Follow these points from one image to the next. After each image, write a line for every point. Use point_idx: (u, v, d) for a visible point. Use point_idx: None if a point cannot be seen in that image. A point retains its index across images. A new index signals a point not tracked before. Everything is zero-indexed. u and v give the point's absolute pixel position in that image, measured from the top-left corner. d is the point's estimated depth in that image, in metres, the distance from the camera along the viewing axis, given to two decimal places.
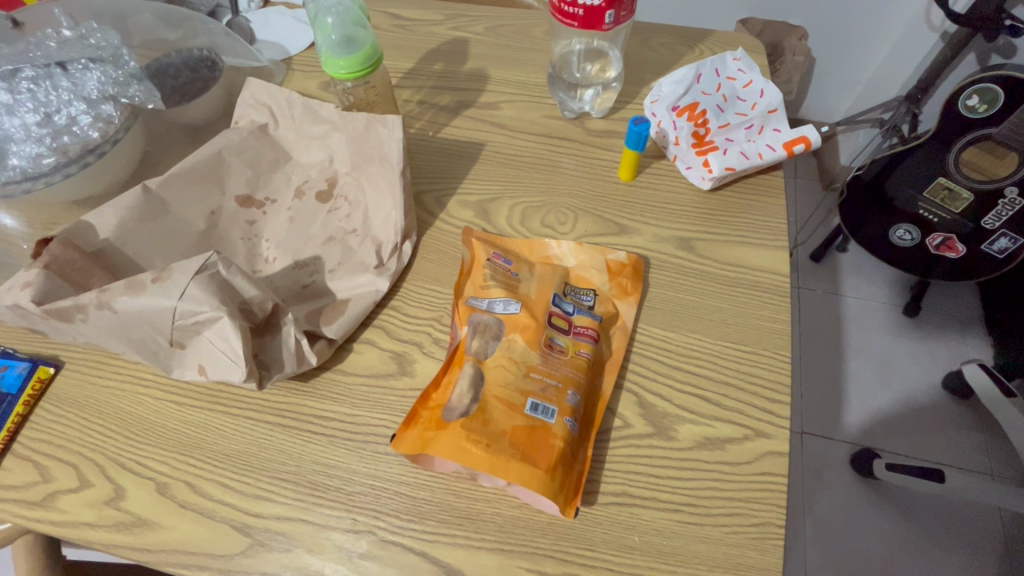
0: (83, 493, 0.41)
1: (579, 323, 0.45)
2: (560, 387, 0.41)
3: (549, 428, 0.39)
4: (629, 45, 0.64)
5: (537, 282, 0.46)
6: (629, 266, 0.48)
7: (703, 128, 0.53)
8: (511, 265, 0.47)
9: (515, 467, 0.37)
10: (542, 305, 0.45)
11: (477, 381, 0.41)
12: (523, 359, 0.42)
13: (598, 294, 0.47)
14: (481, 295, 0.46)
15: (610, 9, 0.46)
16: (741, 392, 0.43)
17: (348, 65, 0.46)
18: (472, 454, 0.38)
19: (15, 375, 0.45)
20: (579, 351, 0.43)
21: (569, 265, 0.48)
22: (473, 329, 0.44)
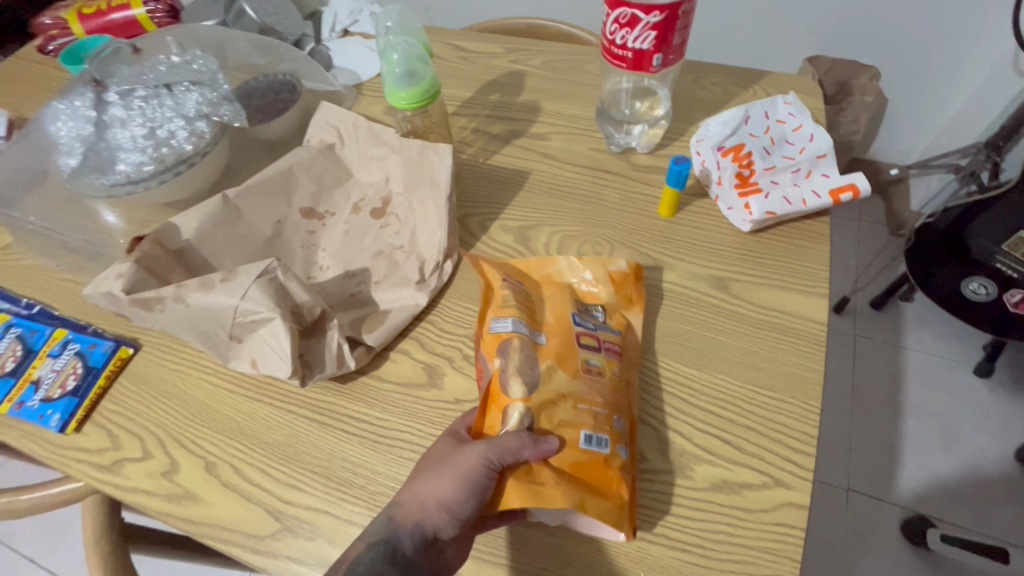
0: (144, 462, 0.46)
1: (608, 340, 0.45)
2: (608, 413, 0.41)
3: (606, 457, 0.39)
4: (681, 84, 0.65)
5: (553, 306, 0.47)
6: (635, 271, 0.49)
7: (747, 170, 0.53)
8: (523, 287, 0.48)
9: (588, 506, 0.37)
10: (567, 328, 0.45)
11: (527, 414, 0.40)
12: (567, 388, 0.41)
13: (610, 308, 0.48)
14: (503, 318, 0.44)
15: (658, 53, 0.48)
16: (762, 438, 0.42)
17: (409, 96, 0.50)
18: (544, 500, 0.37)
19: (101, 352, 0.51)
20: (613, 369, 0.44)
21: (580, 283, 0.49)
22: (504, 357, 0.42)
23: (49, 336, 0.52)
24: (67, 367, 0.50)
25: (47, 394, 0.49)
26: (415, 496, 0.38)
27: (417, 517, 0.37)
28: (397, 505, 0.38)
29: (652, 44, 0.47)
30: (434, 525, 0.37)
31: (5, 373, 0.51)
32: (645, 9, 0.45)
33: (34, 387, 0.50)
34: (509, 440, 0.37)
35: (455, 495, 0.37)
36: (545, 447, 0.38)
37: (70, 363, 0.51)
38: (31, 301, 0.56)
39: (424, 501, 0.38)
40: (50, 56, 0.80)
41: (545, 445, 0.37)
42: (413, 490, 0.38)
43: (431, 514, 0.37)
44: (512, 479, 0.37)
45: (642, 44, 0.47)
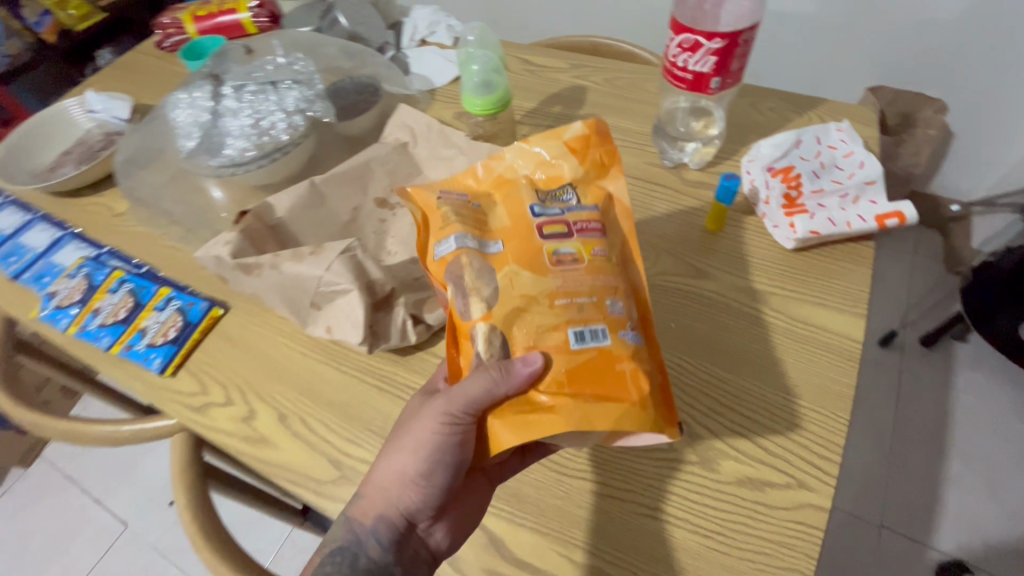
0: (228, 408, 0.53)
1: (578, 220, 0.44)
2: (598, 300, 0.40)
3: (608, 349, 0.38)
4: (737, 106, 0.68)
5: (506, 206, 0.45)
6: (590, 131, 0.47)
7: (795, 191, 0.55)
8: (466, 199, 0.45)
9: (603, 411, 0.36)
10: (524, 223, 0.43)
11: (497, 333, 0.39)
12: (535, 288, 0.40)
13: (577, 186, 0.46)
14: (445, 239, 0.43)
15: (716, 76, 0.51)
16: (790, 442, 0.45)
17: (483, 104, 0.55)
18: (546, 425, 0.36)
19: (198, 309, 0.59)
20: (592, 251, 0.42)
21: (536, 172, 0.47)
22: (457, 280, 0.41)
23: (156, 293, 0.61)
24: (170, 321, 0.58)
25: (151, 341, 0.57)
26: (387, 484, 0.41)
27: (394, 500, 0.41)
28: (368, 503, 0.41)
29: (712, 68, 0.51)
30: (413, 503, 0.41)
31: (118, 321, 0.59)
32: (707, 36, 0.49)
33: (141, 334, 0.58)
34: (457, 406, 0.38)
35: (424, 472, 0.40)
36: (524, 369, 0.37)
37: (172, 317, 0.59)
38: (141, 262, 0.65)
39: (397, 485, 0.41)
40: (166, 52, 0.91)
41: (522, 368, 0.37)
42: (382, 477, 0.41)
43: (408, 494, 0.41)
44: (499, 418, 0.38)
45: (701, 67, 0.51)
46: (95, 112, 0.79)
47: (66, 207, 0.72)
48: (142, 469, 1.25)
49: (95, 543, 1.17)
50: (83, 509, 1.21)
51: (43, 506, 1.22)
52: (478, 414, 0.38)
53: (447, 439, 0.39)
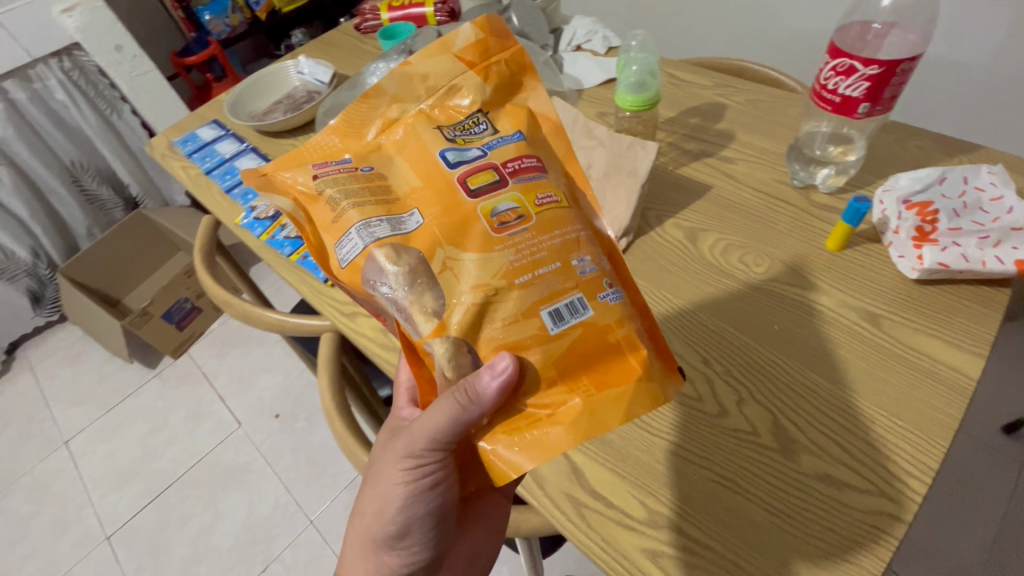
0: (371, 319, 0.64)
1: (507, 162, 0.42)
2: (564, 264, 0.39)
3: (592, 319, 0.38)
4: (880, 141, 0.69)
5: (409, 162, 0.42)
6: (484, 36, 0.45)
7: (930, 226, 0.55)
8: (351, 167, 0.43)
9: (612, 398, 0.38)
10: (440, 178, 0.41)
11: (461, 345, 0.38)
12: (485, 275, 0.38)
13: (488, 112, 0.44)
14: (345, 235, 0.40)
15: (866, 102, 0.54)
16: (879, 454, 0.46)
17: (634, 98, 0.62)
18: (552, 438, 0.37)
19: None
20: (536, 198, 0.41)
21: (435, 108, 0.44)
22: (381, 288, 0.39)
23: None
24: None
25: None
26: (366, 550, 0.47)
27: (377, 564, 0.47)
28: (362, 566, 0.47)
29: (863, 93, 0.53)
30: (395, 566, 0.46)
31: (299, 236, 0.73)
32: (864, 62, 0.51)
33: None
34: (417, 452, 0.42)
35: (403, 531, 0.45)
36: (494, 387, 0.36)
37: None
38: None
39: (376, 553, 0.47)
40: (361, 33, 1.08)
41: (493, 382, 0.36)
42: (361, 543, 0.47)
43: (388, 559, 0.46)
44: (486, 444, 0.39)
45: (852, 91, 0.53)
46: (304, 74, 0.97)
47: (269, 144, 0.89)
48: (259, 381, 1.46)
49: (212, 433, 1.38)
50: (210, 402, 1.44)
51: (180, 392, 1.47)
52: (437, 456, 0.42)
53: (410, 494, 0.43)
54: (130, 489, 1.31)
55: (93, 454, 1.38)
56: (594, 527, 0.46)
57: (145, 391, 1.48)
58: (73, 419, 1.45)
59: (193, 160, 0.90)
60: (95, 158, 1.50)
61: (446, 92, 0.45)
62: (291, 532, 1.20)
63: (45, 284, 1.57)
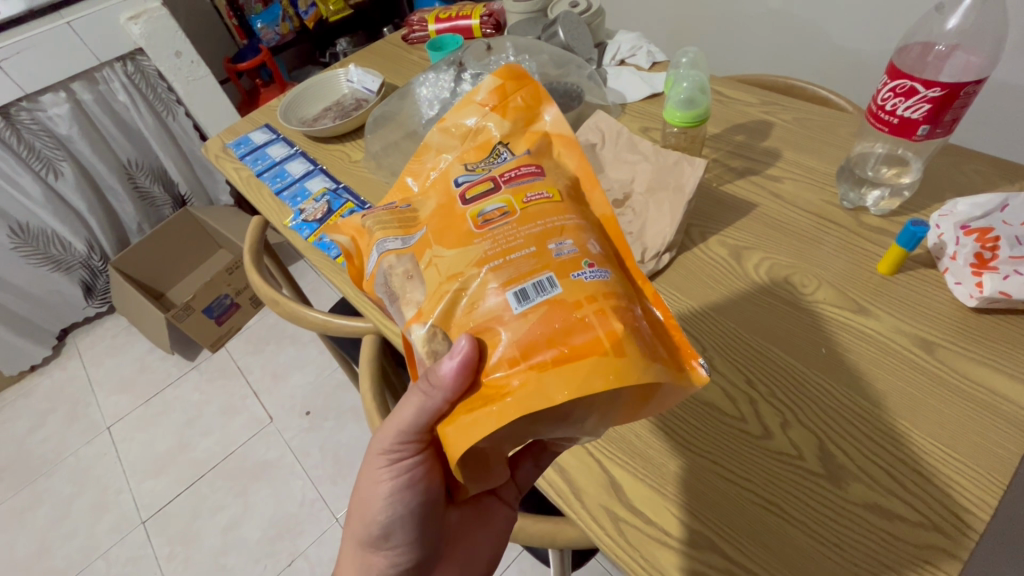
0: None
1: (505, 173, 0.45)
2: (539, 248, 0.39)
3: (560, 296, 0.37)
4: (937, 165, 0.67)
5: (432, 190, 0.48)
6: (503, 82, 0.52)
7: (990, 253, 0.53)
8: (395, 205, 0.48)
9: (574, 375, 0.34)
10: (449, 196, 0.45)
11: (436, 332, 0.40)
12: (461, 265, 0.40)
13: (508, 142, 0.49)
14: (372, 254, 0.45)
15: (925, 125, 0.53)
16: (931, 486, 0.44)
17: (682, 117, 0.62)
18: (505, 418, 0.35)
19: None
20: (524, 198, 0.43)
21: (469, 148, 0.49)
22: (385, 291, 0.43)
23: None
24: None
25: None
26: (354, 547, 0.48)
27: (365, 566, 0.48)
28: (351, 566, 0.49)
29: (922, 116, 0.52)
30: (381, 567, 0.48)
31: None
32: (925, 84, 0.50)
33: None
34: (390, 445, 0.44)
35: (386, 530, 0.46)
36: (450, 367, 0.37)
37: None
38: (366, 201, 0.81)
39: (364, 555, 0.48)
40: (408, 44, 1.11)
41: (447, 363, 0.36)
42: (351, 540, 0.49)
43: (375, 559, 0.48)
44: (448, 430, 0.39)
45: (912, 113, 0.53)
46: (353, 83, 1.00)
47: (317, 149, 0.92)
48: (291, 379, 1.49)
49: (244, 427, 1.42)
50: (244, 397, 1.48)
51: (216, 385, 1.52)
52: (413, 448, 0.45)
53: (391, 491, 0.45)
54: (166, 476, 1.36)
55: (133, 440, 1.44)
56: (631, 542, 0.46)
57: (184, 382, 1.54)
58: (116, 405, 1.51)
59: (245, 163, 0.93)
60: (150, 157, 1.57)
61: (474, 135, 0.50)
62: (316, 528, 1.22)
63: (98, 275, 1.64)
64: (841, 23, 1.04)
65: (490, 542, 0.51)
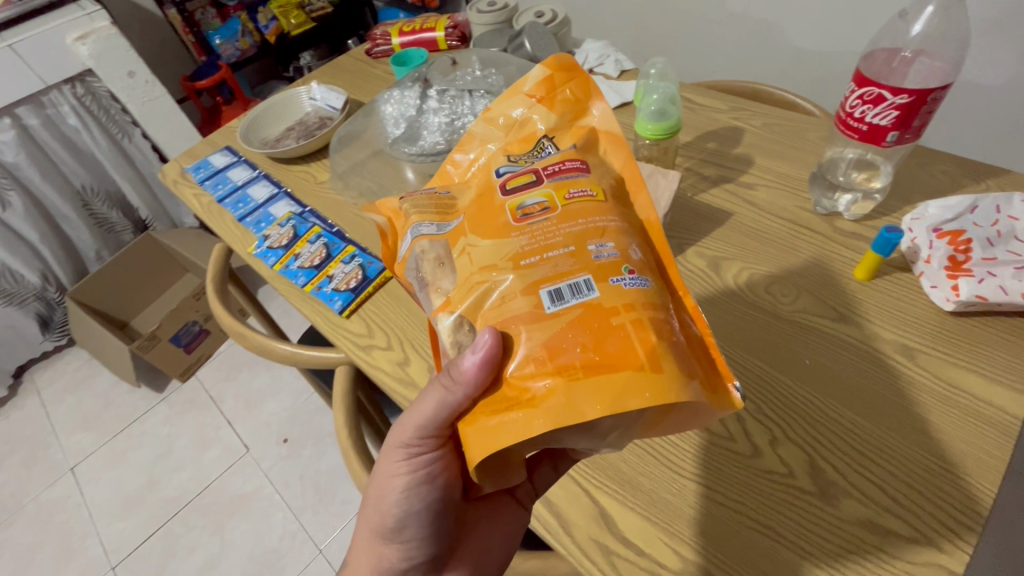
0: (388, 351, 0.62)
1: (548, 167, 0.44)
2: (578, 248, 0.38)
3: (596, 300, 0.36)
4: (906, 166, 0.67)
5: (472, 180, 0.47)
6: (552, 73, 0.50)
7: (963, 255, 0.54)
8: (434, 189, 0.48)
9: (603, 385, 0.33)
10: (488, 187, 0.45)
11: (464, 322, 0.39)
12: (496, 256, 0.39)
13: (554, 136, 0.48)
14: (405, 236, 0.45)
15: (894, 131, 0.52)
16: (924, 500, 0.44)
17: (655, 128, 0.60)
18: (527, 422, 0.33)
19: (376, 269, 0.70)
20: (566, 194, 0.42)
21: (512, 137, 0.49)
22: (415, 275, 0.43)
23: (344, 249, 0.73)
24: (353, 273, 0.70)
25: (337, 286, 0.69)
26: (367, 539, 0.47)
27: (377, 559, 0.47)
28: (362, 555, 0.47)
29: (891, 122, 0.52)
30: (393, 563, 0.46)
31: (313, 266, 0.72)
32: (892, 91, 0.50)
33: (329, 279, 0.70)
34: (409, 440, 0.42)
35: (398, 524, 0.45)
36: (473, 357, 0.36)
37: (355, 270, 0.70)
38: (334, 223, 0.78)
39: (376, 545, 0.47)
40: (372, 58, 1.08)
41: (470, 358, 0.35)
42: (364, 532, 0.47)
43: (388, 554, 0.46)
44: (466, 429, 0.37)
45: (880, 120, 0.52)
46: (316, 100, 0.97)
47: (281, 171, 0.89)
48: (266, 405, 1.44)
49: (219, 459, 1.36)
50: (217, 427, 1.42)
51: (187, 416, 1.45)
52: (433, 444, 0.43)
53: (407, 486, 0.44)
54: (136, 516, 1.29)
55: (98, 480, 1.36)
56: None
57: (152, 415, 1.47)
58: (79, 444, 1.43)
59: (205, 188, 0.89)
60: (105, 181, 1.50)
61: (520, 127, 0.49)
62: (299, 562, 1.17)
63: (54, 307, 1.57)
64: (802, 26, 1.05)
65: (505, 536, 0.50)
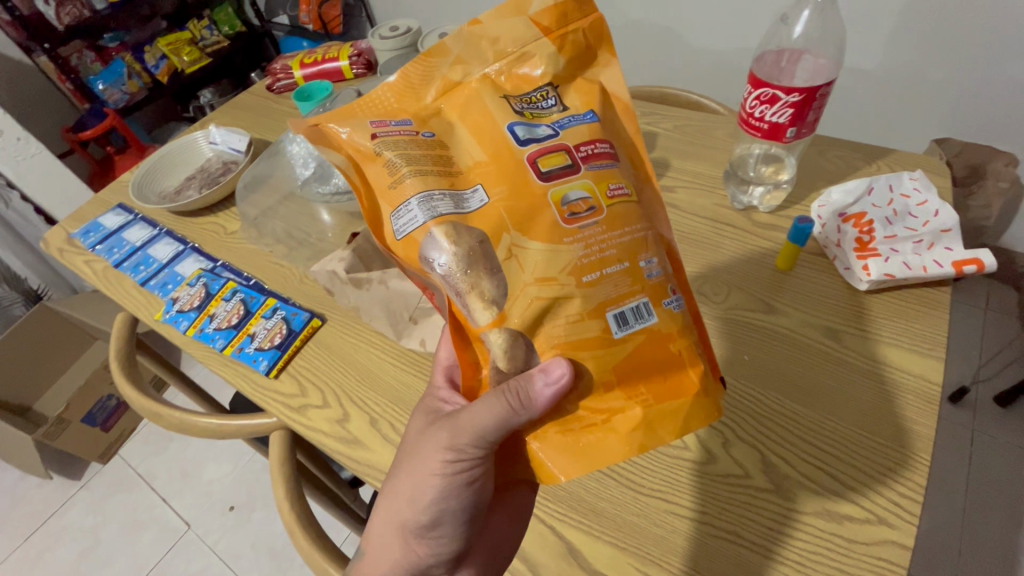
0: (324, 410, 0.58)
1: (580, 145, 0.39)
2: (633, 264, 0.36)
3: (656, 326, 0.36)
4: (806, 155, 0.71)
5: (470, 131, 0.40)
6: (565, 1, 0.43)
7: (868, 236, 0.57)
8: (413, 130, 0.41)
9: (669, 412, 0.36)
10: (509, 155, 0.38)
11: (519, 338, 0.36)
12: (552, 268, 0.36)
13: (558, 85, 0.42)
14: (405, 205, 0.38)
15: (792, 127, 0.55)
16: (872, 479, 0.45)
17: None
18: (609, 447, 0.36)
19: (300, 320, 0.65)
20: (608, 189, 0.38)
21: (502, 75, 0.42)
22: (439, 267, 0.37)
23: (264, 302, 0.68)
24: (276, 328, 0.65)
25: (260, 345, 0.64)
26: (391, 535, 0.43)
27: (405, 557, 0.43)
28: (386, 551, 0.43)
29: (788, 119, 0.55)
30: (422, 558, 0.43)
31: (231, 326, 0.66)
32: (785, 91, 0.53)
33: (250, 338, 0.65)
34: (461, 444, 0.38)
35: (430, 524, 0.41)
36: (551, 384, 0.35)
37: (278, 324, 0.65)
38: (250, 276, 0.72)
39: (405, 543, 0.43)
40: (275, 93, 1.02)
41: (550, 391, 0.35)
42: (387, 528, 0.43)
43: (416, 549, 0.43)
44: (541, 450, 0.38)
45: (778, 118, 0.55)
46: (216, 144, 0.90)
47: (185, 225, 0.82)
48: (204, 474, 1.32)
49: (158, 542, 1.24)
50: (150, 507, 1.29)
51: (115, 501, 1.31)
52: (479, 454, 0.39)
53: (447, 487, 0.40)
54: None
55: None
56: None
57: (72, 506, 1.31)
58: None
59: (98, 254, 0.80)
60: None
61: (516, 62, 0.43)
62: None
63: None
64: (697, 28, 1.10)
65: (518, 530, 0.46)
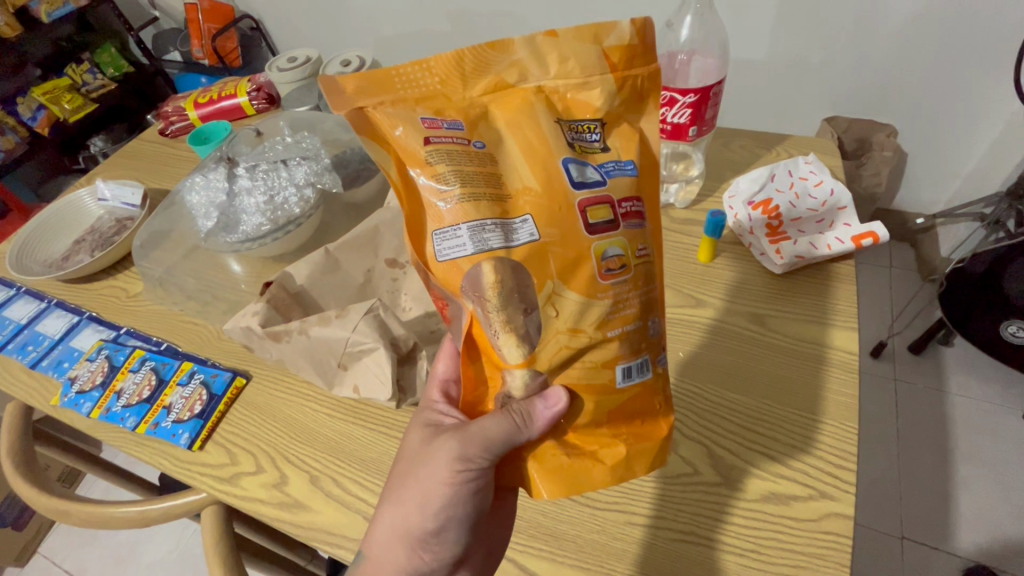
0: (258, 475, 0.53)
1: (623, 200, 0.38)
2: (644, 323, 0.38)
3: (650, 381, 0.38)
4: (712, 149, 0.74)
5: (521, 152, 0.38)
6: (637, 39, 0.41)
7: (776, 221, 0.61)
8: (465, 138, 0.38)
9: (647, 455, 0.39)
10: (562, 198, 0.37)
11: (540, 376, 0.36)
12: (583, 319, 0.36)
13: (607, 123, 0.40)
14: (452, 227, 0.36)
15: (693, 126, 0.57)
16: (805, 454, 0.47)
17: None
18: (591, 477, 0.38)
19: (222, 381, 0.61)
20: (638, 249, 0.38)
21: (555, 97, 0.40)
22: (481, 301, 0.35)
23: (178, 368, 0.63)
24: (195, 395, 0.60)
25: (178, 417, 0.58)
26: (392, 543, 0.40)
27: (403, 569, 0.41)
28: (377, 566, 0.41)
29: (687, 119, 0.56)
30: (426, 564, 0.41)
31: (142, 400, 0.60)
32: (681, 92, 0.55)
33: (166, 411, 0.59)
34: (470, 455, 0.37)
35: (435, 530, 0.40)
36: (547, 409, 0.36)
37: (197, 391, 0.60)
38: (160, 340, 0.66)
39: (408, 552, 0.40)
40: (168, 137, 0.95)
41: (548, 413, 0.36)
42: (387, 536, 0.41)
43: (421, 556, 0.40)
44: (537, 472, 0.38)
45: (679, 119, 0.56)
46: (106, 200, 0.83)
47: (79, 293, 0.74)
48: (143, 556, 1.20)
49: None
50: None
51: None
52: (486, 463, 0.38)
53: (455, 495, 0.39)
54: None
55: None
56: None
57: None
58: None
59: None
60: None
61: (575, 87, 0.40)
62: None
63: None
64: None
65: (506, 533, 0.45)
